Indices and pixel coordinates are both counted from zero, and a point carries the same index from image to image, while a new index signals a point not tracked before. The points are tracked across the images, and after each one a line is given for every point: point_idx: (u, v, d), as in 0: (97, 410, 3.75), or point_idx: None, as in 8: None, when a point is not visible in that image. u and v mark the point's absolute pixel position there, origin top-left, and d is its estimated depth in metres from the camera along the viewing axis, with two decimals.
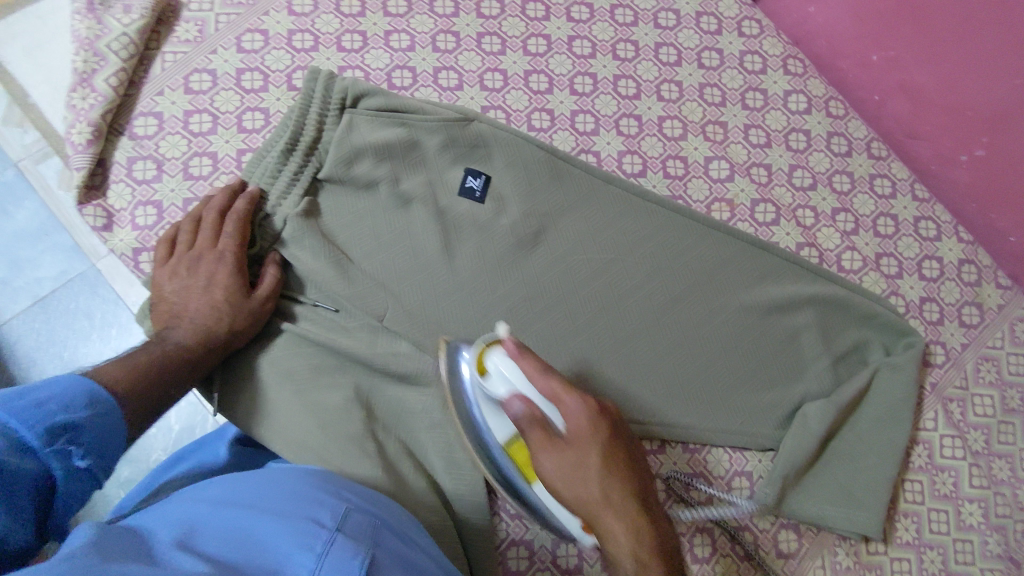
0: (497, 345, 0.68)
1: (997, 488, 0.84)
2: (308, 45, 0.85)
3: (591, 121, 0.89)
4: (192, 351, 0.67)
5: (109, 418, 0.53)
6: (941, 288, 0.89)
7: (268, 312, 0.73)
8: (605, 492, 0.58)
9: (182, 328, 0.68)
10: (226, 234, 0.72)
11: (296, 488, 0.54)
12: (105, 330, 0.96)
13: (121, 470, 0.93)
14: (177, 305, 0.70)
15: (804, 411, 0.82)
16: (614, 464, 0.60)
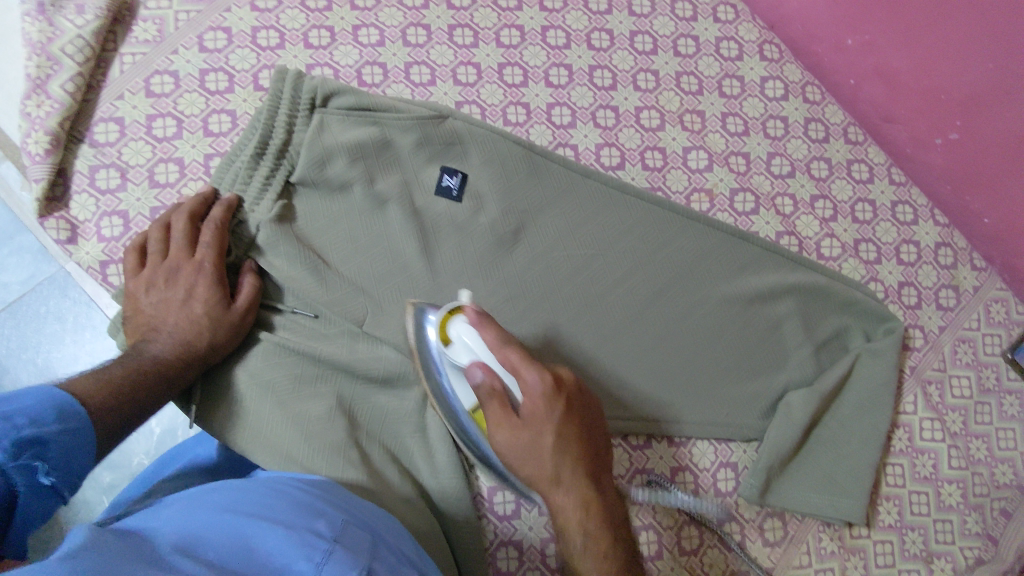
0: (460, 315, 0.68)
1: (975, 468, 0.85)
2: (274, 42, 0.82)
3: (567, 113, 0.87)
4: (167, 366, 0.66)
5: (76, 431, 0.52)
6: (918, 272, 0.90)
7: (248, 325, 0.72)
8: (559, 470, 0.61)
9: (160, 342, 0.67)
10: (204, 245, 0.70)
11: (293, 499, 0.53)
12: (79, 334, 0.94)
13: (101, 475, 0.92)
14: (153, 319, 0.68)
15: (787, 400, 0.82)
16: (568, 423, 0.62)
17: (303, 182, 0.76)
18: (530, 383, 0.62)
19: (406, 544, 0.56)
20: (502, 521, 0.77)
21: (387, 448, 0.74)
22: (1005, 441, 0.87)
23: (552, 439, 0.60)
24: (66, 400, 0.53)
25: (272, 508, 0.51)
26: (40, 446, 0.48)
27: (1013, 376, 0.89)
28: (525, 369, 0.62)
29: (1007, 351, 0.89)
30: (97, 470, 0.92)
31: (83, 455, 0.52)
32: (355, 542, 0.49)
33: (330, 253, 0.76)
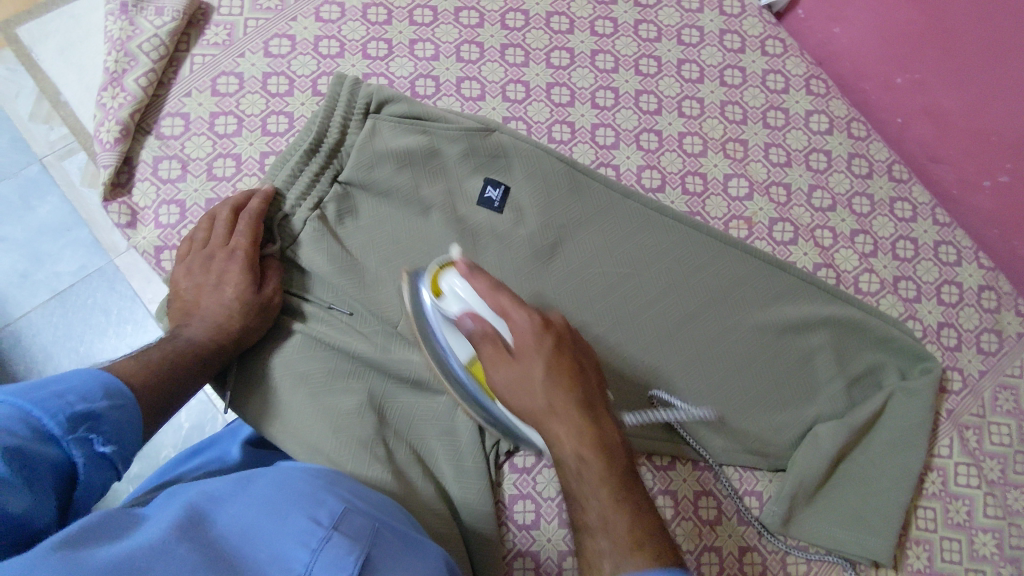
0: (451, 268, 0.68)
1: (1012, 519, 0.82)
2: (333, 52, 0.86)
3: (611, 135, 0.89)
4: (207, 350, 0.68)
5: (126, 410, 0.55)
6: (959, 314, 0.88)
7: (275, 306, 0.74)
8: (551, 400, 0.56)
9: (194, 326, 0.70)
10: (238, 233, 0.73)
11: (296, 487, 0.54)
12: (122, 327, 0.98)
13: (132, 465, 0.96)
14: (191, 302, 0.72)
15: (816, 431, 0.81)
16: (562, 366, 0.58)
17: (350, 182, 0.79)
18: (519, 323, 0.59)
19: (411, 534, 0.57)
20: (521, 531, 0.77)
21: (412, 447, 0.75)
22: None
23: (541, 371, 0.57)
24: (114, 380, 0.56)
25: (273, 496, 0.51)
26: (92, 421, 0.51)
27: None
28: (516, 309, 0.60)
29: None
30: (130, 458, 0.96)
31: (134, 433, 0.55)
32: (356, 530, 0.50)
33: (370, 253, 0.79)
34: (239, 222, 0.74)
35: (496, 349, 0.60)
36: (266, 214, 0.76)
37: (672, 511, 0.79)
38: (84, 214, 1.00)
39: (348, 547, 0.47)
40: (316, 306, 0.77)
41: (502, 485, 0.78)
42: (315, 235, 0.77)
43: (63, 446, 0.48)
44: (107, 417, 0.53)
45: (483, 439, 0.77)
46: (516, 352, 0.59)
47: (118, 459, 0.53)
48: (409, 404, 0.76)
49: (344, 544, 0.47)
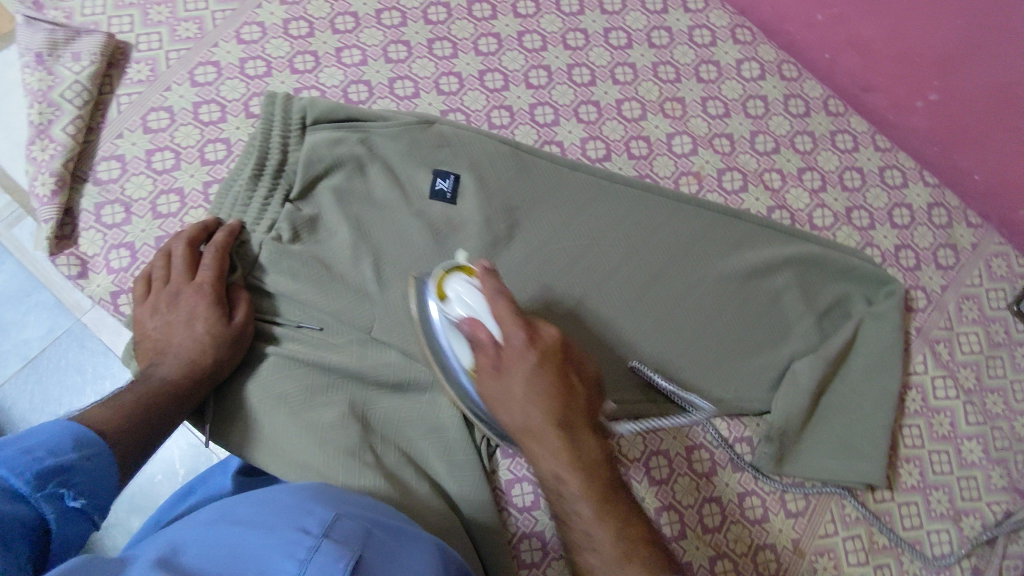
0: (458, 273, 0.69)
1: (994, 422, 0.84)
2: (261, 71, 0.85)
3: (550, 112, 0.89)
4: (179, 387, 0.68)
5: (99, 455, 0.54)
6: (914, 234, 0.90)
7: (249, 334, 0.73)
8: (527, 420, 0.58)
9: (168, 364, 0.69)
10: (204, 267, 0.72)
11: (295, 501, 0.52)
12: (100, 383, 0.94)
13: (131, 519, 0.92)
14: (161, 341, 0.71)
15: (794, 369, 0.82)
16: (547, 365, 0.59)
17: (300, 199, 0.79)
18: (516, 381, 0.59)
19: (401, 527, 0.56)
20: (523, 513, 0.77)
21: (401, 450, 0.74)
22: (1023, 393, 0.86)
23: (522, 389, 0.59)
24: (81, 431, 0.54)
25: (261, 512, 0.49)
26: (65, 473, 0.50)
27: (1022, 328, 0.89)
28: (510, 325, 0.61)
29: (1013, 304, 0.89)
30: (127, 514, 0.92)
31: (107, 479, 0.54)
32: (346, 534, 0.48)
33: (331, 263, 0.78)
34: (204, 256, 0.73)
35: (487, 358, 0.62)
36: (231, 246, 0.76)
37: (666, 471, 0.80)
38: (41, 276, 0.95)
39: (337, 553, 0.45)
40: (286, 327, 0.77)
41: (498, 472, 0.78)
42: (272, 256, 0.76)
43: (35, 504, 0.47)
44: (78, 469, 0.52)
45: (472, 430, 0.76)
46: (501, 378, 0.60)
47: (91, 508, 0.52)
48: (388, 407, 0.76)
49: (337, 548, 0.45)
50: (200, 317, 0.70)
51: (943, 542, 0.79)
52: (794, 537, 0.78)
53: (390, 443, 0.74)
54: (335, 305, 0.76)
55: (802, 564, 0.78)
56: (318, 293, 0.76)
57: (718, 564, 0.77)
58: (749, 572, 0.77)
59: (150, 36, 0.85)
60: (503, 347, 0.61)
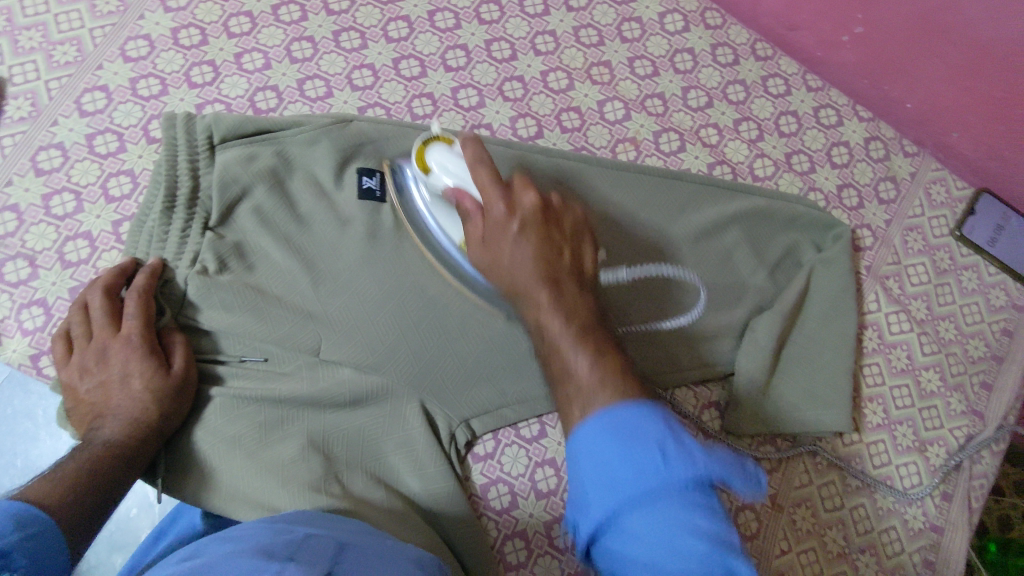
0: (438, 144, 0.74)
1: (949, 349, 0.86)
2: (156, 90, 0.79)
3: (474, 93, 0.85)
4: (123, 450, 0.63)
5: (40, 533, 0.51)
6: (854, 172, 0.90)
7: (193, 378, 0.69)
8: (512, 272, 0.61)
9: (109, 426, 0.64)
10: (129, 316, 0.67)
11: (256, 533, 0.51)
12: None
13: (113, 560, 0.81)
14: (97, 403, 0.66)
15: (753, 327, 0.81)
16: (531, 229, 0.62)
17: (221, 225, 0.74)
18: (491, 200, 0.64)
19: (385, 544, 0.54)
20: (502, 516, 0.75)
21: (370, 473, 0.71)
22: (972, 316, 0.87)
23: (515, 231, 0.62)
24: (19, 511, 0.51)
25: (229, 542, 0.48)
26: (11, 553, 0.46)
27: (965, 252, 0.90)
28: (490, 190, 0.65)
29: (956, 230, 0.90)
30: (107, 555, 0.81)
31: (55, 554, 0.50)
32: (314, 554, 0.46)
33: (264, 287, 0.73)
34: (126, 303, 0.68)
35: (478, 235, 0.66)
36: (155, 287, 0.70)
37: None
38: None
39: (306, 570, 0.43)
40: (229, 364, 0.72)
41: (471, 477, 0.76)
42: (198, 291, 0.71)
43: None
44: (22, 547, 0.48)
45: (439, 438, 0.74)
46: (490, 233, 0.64)
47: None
48: (350, 429, 0.72)
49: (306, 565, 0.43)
50: (136, 372, 0.65)
51: (912, 474, 0.81)
52: (771, 493, 0.79)
53: (356, 468, 0.71)
54: (275, 332, 0.71)
55: (781, 518, 0.78)
56: (255, 321, 0.71)
57: None
58: None
59: (25, 66, 0.78)
60: (487, 218, 0.65)
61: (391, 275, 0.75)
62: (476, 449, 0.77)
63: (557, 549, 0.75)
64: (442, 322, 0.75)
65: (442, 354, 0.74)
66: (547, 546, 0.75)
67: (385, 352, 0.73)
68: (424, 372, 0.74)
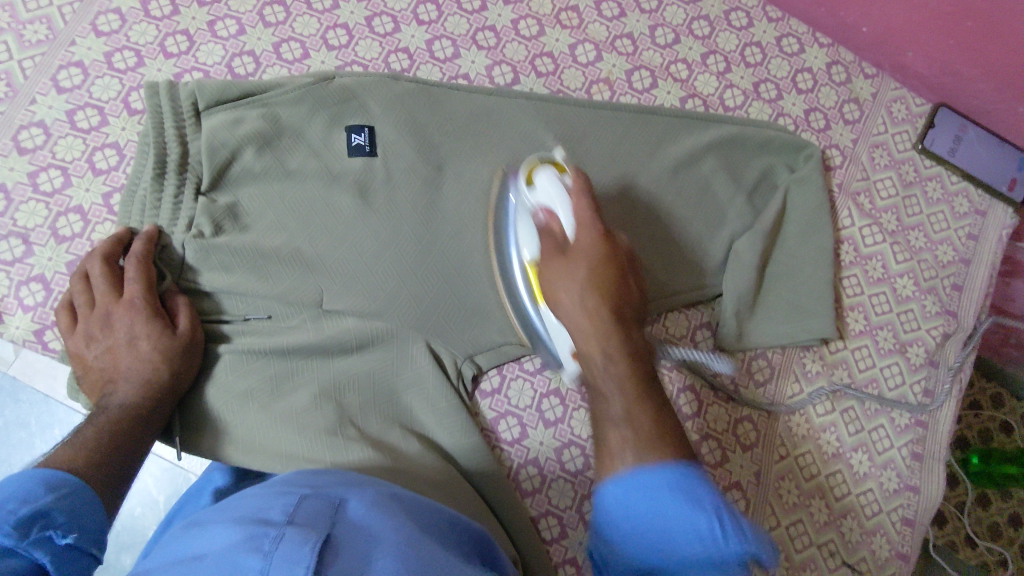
0: (550, 166, 0.70)
1: (920, 256, 0.90)
2: (132, 62, 0.79)
3: (448, 45, 0.86)
4: (140, 410, 0.64)
5: (76, 495, 0.51)
6: (819, 96, 0.94)
7: (201, 340, 0.70)
8: (573, 279, 0.62)
9: (122, 389, 0.65)
10: (130, 281, 0.68)
11: (254, 500, 0.49)
12: (49, 434, 0.85)
13: (123, 559, 0.87)
14: (106, 368, 0.66)
15: (736, 249, 0.84)
16: (604, 276, 0.61)
17: (215, 188, 0.75)
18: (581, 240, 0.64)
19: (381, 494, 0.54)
20: (514, 446, 0.78)
21: (384, 414, 0.73)
22: (939, 223, 0.92)
23: (583, 274, 0.61)
24: (52, 476, 0.51)
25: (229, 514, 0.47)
26: (47, 518, 0.47)
27: (928, 164, 0.94)
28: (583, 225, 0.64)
29: (918, 143, 0.94)
30: (116, 555, 0.87)
31: (94, 515, 0.50)
32: (310, 517, 0.45)
33: (261, 243, 0.74)
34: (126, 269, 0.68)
35: (556, 248, 0.65)
36: (153, 254, 0.71)
37: None
38: None
39: (302, 538, 0.42)
40: (235, 322, 0.73)
41: (480, 410, 0.79)
42: (197, 254, 0.72)
43: (24, 550, 0.43)
44: (59, 510, 0.48)
45: (447, 375, 0.76)
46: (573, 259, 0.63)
47: (87, 543, 0.48)
48: (360, 375, 0.74)
49: (303, 532, 0.43)
50: (143, 335, 0.66)
51: (895, 374, 0.86)
52: (766, 404, 0.83)
53: (370, 409, 0.73)
54: (276, 287, 0.73)
55: (778, 426, 0.83)
56: (256, 279, 0.73)
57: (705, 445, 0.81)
58: (732, 445, 0.81)
59: None
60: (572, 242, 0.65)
61: (386, 224, 0.77)
62: (483, 385, 0.80)
63: (569, 473, 0.78)
64: (439, 266, 0.77)
65: (442, 296, 0.76)
66: (559, 471, 0.78)
67: (386, 298, 0.75)
68: (426, 314, 0.76)
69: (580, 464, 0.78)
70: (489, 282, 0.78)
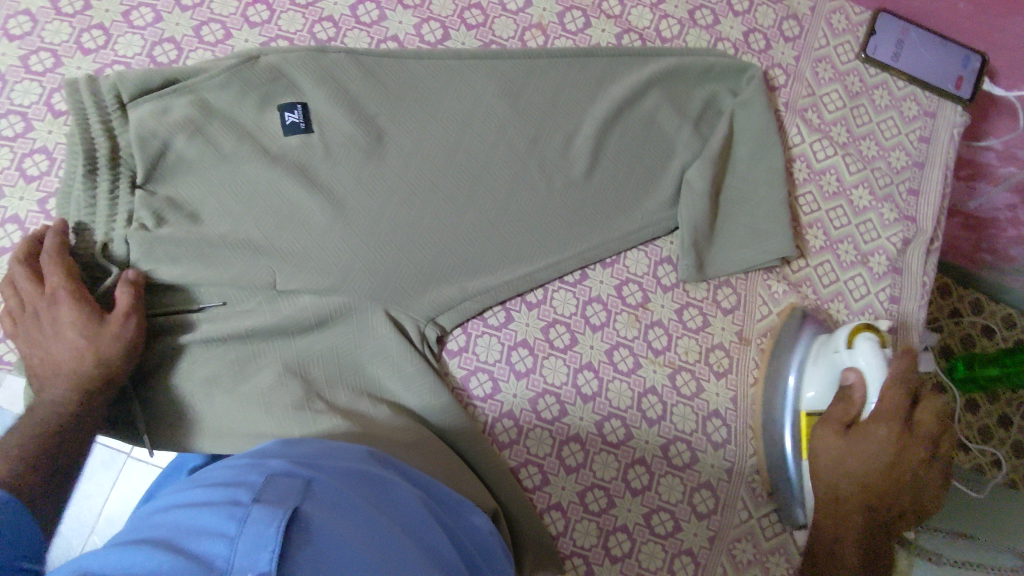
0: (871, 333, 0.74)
1: (873, 165, 0.90)
2: (50, 63, 0.77)
3: (373, 8, 0.84)
4: (68, 403, 0.62)
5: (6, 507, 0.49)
6: (756, 16, 0.92)
7: (135, 324, 0.67)
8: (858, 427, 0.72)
9: (54, 383, 0.64)
10: (49, 276, 0.67)
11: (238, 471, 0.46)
12: None
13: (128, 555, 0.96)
14: (41, 367, 0.65)
15: (687, 179, 0.84)
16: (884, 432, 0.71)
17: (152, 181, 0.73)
18: (874, 435, 0.71)
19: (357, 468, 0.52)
20: (487, 402, 0.78)
21: (351, 385, 0.73)
22: (889, 130, 0.92)
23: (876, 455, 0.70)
24: None
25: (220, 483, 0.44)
26: None
27: (873, 72, 0.93)
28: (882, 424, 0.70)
29: (861, 52, 0.93)
30: None
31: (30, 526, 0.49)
32: (282, 493, 0.42)
33: (208, 232, 0.73)
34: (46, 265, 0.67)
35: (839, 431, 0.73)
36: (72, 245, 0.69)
37: (604, 314, 0.82)
38: None
39: (273, 517, 0.38)
40: (190, 312, 0.72)
41: (449, 370, 0.78)
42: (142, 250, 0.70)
43: None
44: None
45: (410, 339, 0.76)
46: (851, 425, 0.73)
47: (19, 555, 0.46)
48: (325, 349, 0.73)
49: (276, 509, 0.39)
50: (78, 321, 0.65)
51: (859, 286, 0.86)
52: (736, 329, 0.83)
53: (339, 380, 0.73)
54: (229, 274, 0.72)
55: (750, 350, 0.83)
56: (209, 268, 0.72)
57: (678, 377, 0.81)
58: (706, 374, 0.81)
59: None
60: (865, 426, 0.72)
61: (333, 199, 0.76)
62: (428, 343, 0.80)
63: (545, 421, 0.78)
64: (393, 234, 0.76)
65: (399, 263, 0.76)
66: (535, 420, 0.78)
67: (343, 272, 0.74)
68: (385, 283, 0.75)
69: (556, 411, 0.78)
70: (448, 243, 0.78)
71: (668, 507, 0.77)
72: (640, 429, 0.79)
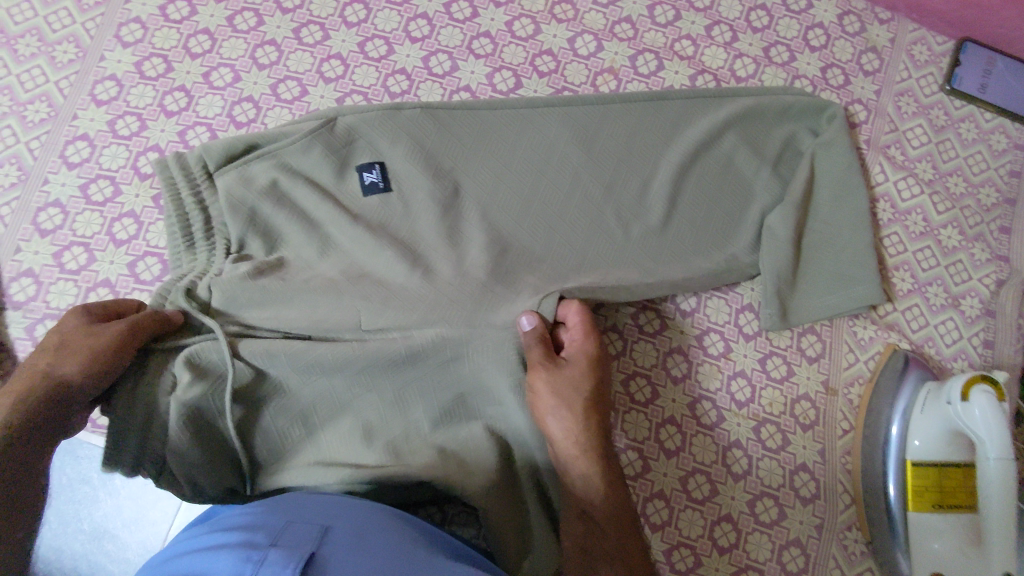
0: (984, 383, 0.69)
1: (962, 204, 0.87)
2: (135, 127, 0.79)
3: (445, 59, 0.84)
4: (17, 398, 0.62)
5: None
6: (834, 50, 0.90)
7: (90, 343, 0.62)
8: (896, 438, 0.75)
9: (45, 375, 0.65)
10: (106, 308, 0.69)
11: (253, 521, 0.54)
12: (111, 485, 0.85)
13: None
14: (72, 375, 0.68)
15: (769, 224, 0.81)
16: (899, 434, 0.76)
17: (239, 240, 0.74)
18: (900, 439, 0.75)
19: (368, 519, 0.59)
20: None
21: None
22: (978, 165, 0.88)
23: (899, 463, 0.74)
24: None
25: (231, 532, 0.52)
26: None
27: (959, 104, 0.90)
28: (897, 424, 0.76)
29: (945, 84, 0.90)
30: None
31: None
32: (292, 542, 0.50)
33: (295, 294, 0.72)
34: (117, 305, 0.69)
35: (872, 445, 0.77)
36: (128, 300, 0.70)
37: (685, 365, 0.80)
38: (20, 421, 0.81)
39: (286, 559, 0.47)
40: None
41: None
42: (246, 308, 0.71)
43: None
44: None
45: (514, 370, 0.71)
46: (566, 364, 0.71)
47: None
48: (411, 410, 0.70)
49: (290, 551, 0.48)
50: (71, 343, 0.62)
51: (951, 330, 0.82)
52: (823, 378, 0.80)
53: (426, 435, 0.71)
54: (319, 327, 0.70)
55: (838, 400, 0.80)
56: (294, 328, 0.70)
57: (763, 430, 0.78)
58: (794, 426, 0.79)
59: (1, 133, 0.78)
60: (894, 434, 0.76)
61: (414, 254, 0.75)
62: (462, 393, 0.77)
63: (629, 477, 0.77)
64: (481, 282, 0.73)
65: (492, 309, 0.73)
66: None
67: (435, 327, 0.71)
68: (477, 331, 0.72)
69: (639, 467, 0.77)
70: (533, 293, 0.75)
71: (755, 565, 0.74)
72: (725, 484, 0.76)
